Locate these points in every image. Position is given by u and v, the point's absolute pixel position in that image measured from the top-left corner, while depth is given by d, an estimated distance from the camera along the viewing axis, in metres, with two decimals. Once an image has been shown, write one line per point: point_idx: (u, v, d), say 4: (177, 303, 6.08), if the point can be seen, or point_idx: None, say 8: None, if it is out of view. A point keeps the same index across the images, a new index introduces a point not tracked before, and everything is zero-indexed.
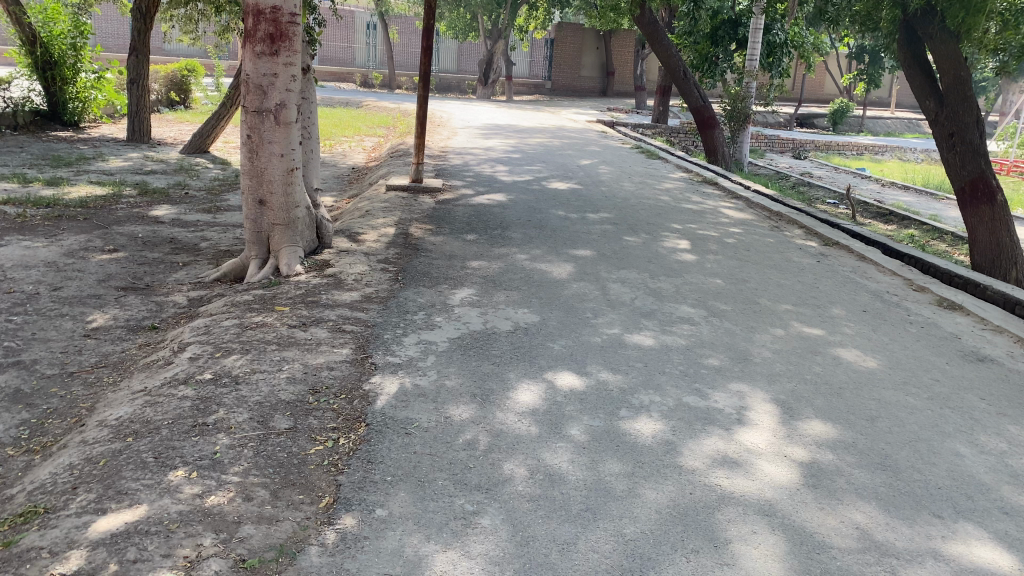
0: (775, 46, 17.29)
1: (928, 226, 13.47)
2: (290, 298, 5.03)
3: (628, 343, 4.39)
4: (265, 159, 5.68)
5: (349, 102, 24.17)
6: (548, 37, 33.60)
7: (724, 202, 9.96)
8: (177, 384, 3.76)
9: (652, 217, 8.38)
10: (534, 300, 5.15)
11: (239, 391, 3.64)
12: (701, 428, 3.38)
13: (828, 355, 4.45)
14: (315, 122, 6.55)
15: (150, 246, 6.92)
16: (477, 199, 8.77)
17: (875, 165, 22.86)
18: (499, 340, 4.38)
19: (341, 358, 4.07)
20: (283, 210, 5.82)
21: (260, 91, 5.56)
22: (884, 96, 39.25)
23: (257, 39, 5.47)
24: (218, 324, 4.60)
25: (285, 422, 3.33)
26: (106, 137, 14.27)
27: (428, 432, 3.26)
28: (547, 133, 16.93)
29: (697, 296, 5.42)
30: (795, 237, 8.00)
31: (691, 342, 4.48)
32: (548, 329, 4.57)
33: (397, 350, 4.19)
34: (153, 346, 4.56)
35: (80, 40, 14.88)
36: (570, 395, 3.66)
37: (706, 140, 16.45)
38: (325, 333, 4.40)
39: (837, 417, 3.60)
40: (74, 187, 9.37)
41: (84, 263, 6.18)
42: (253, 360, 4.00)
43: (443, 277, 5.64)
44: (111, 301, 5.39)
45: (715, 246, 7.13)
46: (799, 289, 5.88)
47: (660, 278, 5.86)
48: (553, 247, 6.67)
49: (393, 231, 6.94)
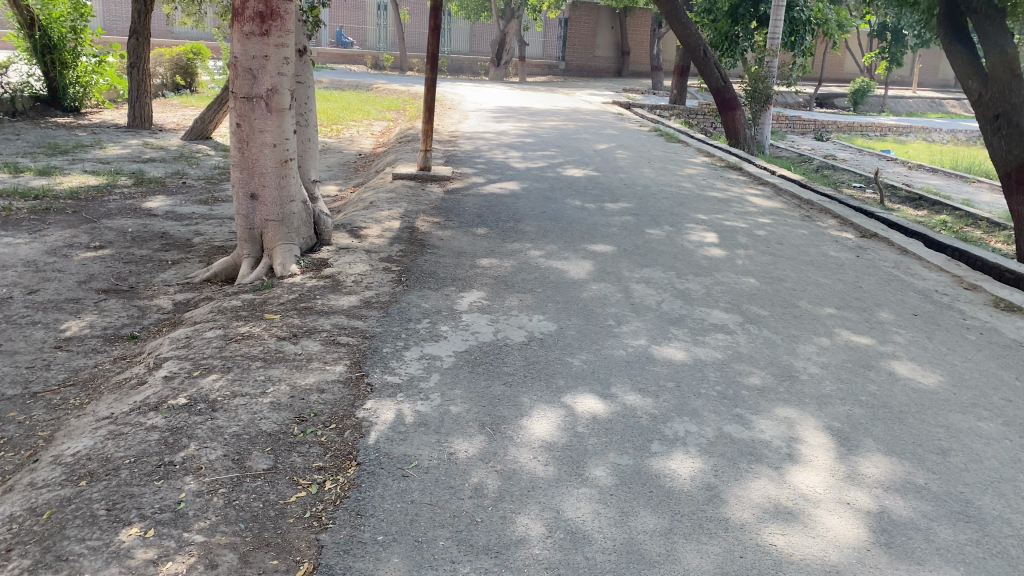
0: (798, 23, 16.57)
1: (960, 211, 12.88)
2: (282, 304, 4.57)
3: (656, 358, 3.91)
4: (256, 149, 5.21)
5: (359, 84, 23.66)
6: (562, 17, 32.92)
7: (750, 189, 9.42)
8: (146, 411, 3.31)
9: (675, 207, 7.87)
10: (550, 305, 4.66)
11: (215, 421, 3.18)
12: (747, 469, 2.91)
13: (882, 369, 3.95)
14: (313, 107, 6.07)
15: (139, 242, 6.47)
16: (488, 188, 8.30)
17: (899, 146, 22.15)
18: (511, 353, 3.91)
19: (333, 377, 3.61)
20: (276, 205, 5.36)
21: (250, 76, 5.08)
22: (905, 76, 38.35)
23: (246, 18, 4.99)
24: (199, 336, 4.14)
25: (264, 461, 2.88)
26: (107, 123, 13.86)
27: (429, 473, 2.81)
28: (561, 116, 16.36)
29: (730, 299, 4.93)
30: (829, 228, 7.47)
31: (727, 355, 3.99)
32: (567, 340, 4.09)
33: (397, 367, 3.72)
34: (128, 360, 4.12)
35: (80, 23, 14.46)
36: (593, 425, 3.19)
37: (726, 122, 15.80)
38: (317, 346, 3.94)
39: (902, 450, 3.12)
40: (67, 177, 8.95)
41: (66, 262, 5.75)
42: (233, 380, 3.54)
43: (451, 278, 5.17)
44: (90, 306, 4.94)
45: (744, 239, 6.62)
46: (841, 289, 5.37)
47: (688, 278, 5.36)
48: (570, 242, 6.18)
49: (398, 225, 6.47)
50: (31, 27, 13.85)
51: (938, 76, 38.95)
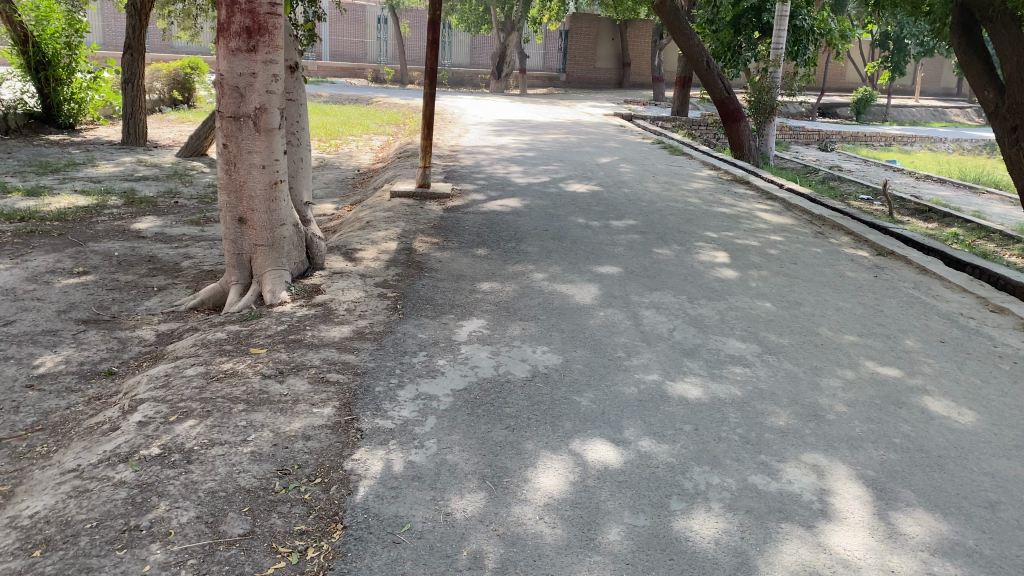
0: (801, 33, 16.30)
1: (972, 223, 12.59)
2: (269, 336, 4.29)
3: (670, 395, 3.62)
4: (244, 171, 4.94)
5: (358, 98, 23.46)
6: (562, 29, 32.79)
7: (758, 204, 9.15)
8: (114, 463, 3.02)
9: (682, 224, 7.59)
10: (555, 334, 4.38)
11: (189, 476, 2.90)
12: (777, 530, 2.63)
13: (914, 407, 3.66)
14: (305, 126, 5.81)
15: (125, 266, 6.21)
16: (489, 205, 8.03)
17: (904, 156, 21.88)
18: (513, 392, 3.62)
19: (321, 421, 3.32)
20: (266, 229, 5.10)
21: (237, 94, 4.82)
22: (907, 84, 38.18)
23: (232, 34, 4.73)
24: (179, 373, 3.85)
25: (241, 525, 2.59)
26: (101, 140, 13.62)
27: (423, 538, 2.54)
28: (563, 129, 16.12)
29: (746, 326, 4.64)
30: (843, 245, 7.19)
31: (747, 393, 3.69)
32: (573, 376, 3.80)
33: (390, 410, 3.43)
34: (103, 400, 3.84)
35: (75, 39, 14.23)
36: (603, 477, 2.91)
37: (731, 134, 15.52)
38: (304, 386, 3.66)
39: (945, 504, 2.84)
40: (55, 197, 8.69)
41: (46, 290, 5.48)
42: (212, 427, 3.26)
43: (450, 305, 4.88)
44: (67, 339, 4.67)
45: (757, 259, 6.33)
46: (862, 313, 5.08)
47: (700, 302, 5.08)
48: (574, 264, 5.90)
49: (395, 247, 6.19)
50: (25, 42, 13.59)
51: (940, 84, 38.79)
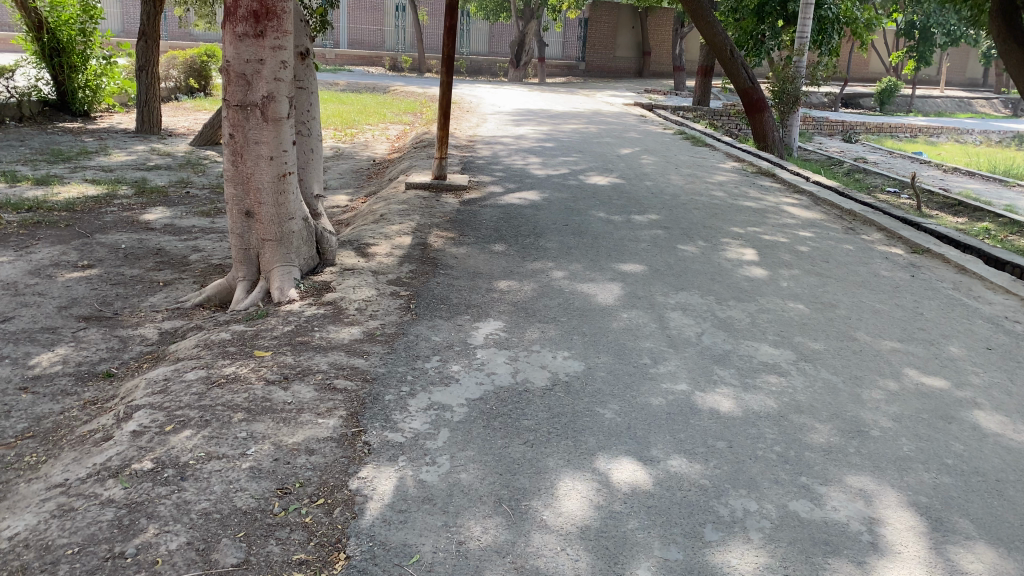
0: (826, 21, 15.92)
1: (1004, 218, 12.19)
2: (275, 338, 4.07)
3: (700, 407, 3.38)
4: (251, 162, 4.72)
5: (376, 86, 23.23)
6: (582, 16, 32.32)
7: (786, 198, 8.84)
8: (103, 478, 2.82)
9: (708, 218, 7.32)
10: (575, 339, 4.13)
11: (181, 494, 2.69)
12: (824, 566, 2.39)
13: (965, 422, 3.40)
14: (316, 115, 5.58)
15: (131, 260, 6.01)
16: (507, 198, 7.78)
17: (931, 148, 21.39)
18: (533, 402, 3.38)
19: (326, 433, 3.10)
20: (274, 223, 4.87)
21: (244, 82, 4.60)
22: (933, 74, 37.50)
23: (239, 18, 4.50)
24: (179, 378, 3.64)
25: (234, 554, 2.38)
26: (116, 128, 13.47)
27: (433, 573, 2.31)
28: (582, 118, 15.82)
29: (780, 330, 4.38)
30: (875, 242, 6.89)
31: (782, 405, 3.44)
32: (597, 385, 3.56)
33: (399, 422, 3.20)
34: (98, 405, 3.64)
35: (90, 26, 14.07)
36: (631, 501, 2.67)
37: (754, 124, 15.13)
38: (310, 393, 3.44)
39: (1007, 538, 2.59)
40: (65, 186, 8.53)
41: (48, 284, 5.30)
42: (210, 438, 3.05)
43: (465, 305, 4.65)
44: (66, 337, 4.48)
45: (787, 256, 6.05)
46: (901, 317, 4.80)
47: (729, 303, 4.81)
48: (596, 261, 5.65)
49: (409, 242, 5.96)
50: (39, 29, 13.49)
51: (966, 74, 38.09)
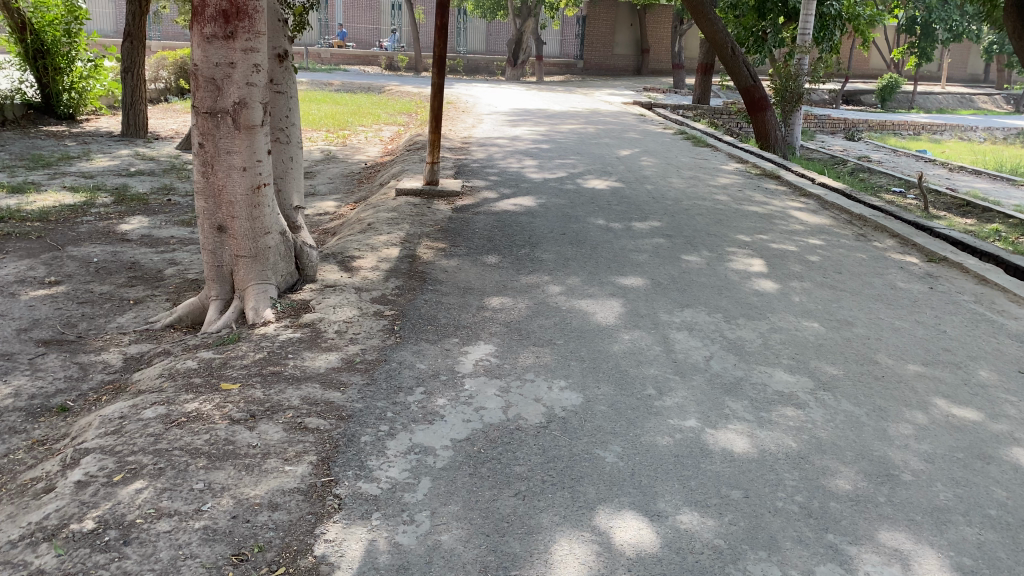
0: (829, 18, 15.46)
1: (1015, 219, 11.83)
2: (245, 368, 3.73)
3: (711, 448, 3.04)
4: (222, 173, 4.38)
5: (371, 86, 22.86)
6: (580, 14, 31.93)
7: (792, 201, 8.51)
8: (36, 542, 2.47)
9: (712, 225, 6.97)
10: (573, 365, 3.79)
11: (122, 564, 2.35)
12: None
13: (1006, 463, 3.07)
14: (295, 121, 5.24)
15: (103, 275, 5.68)
16: (501, 205, 7.44)
17: (936, 145, 21.01)
18: (525, 443, 3.05)
19: (292, 484, 2.76)
20: (248, 239, 4.53)
21: (213, 87, 4.25)
22: (934, 71, 37.09)
23: (207, 18, 4.16)
24: (136, 415, 3.29)
25: None
26: (101, 132, 13.11)
27: None
28: (581, 118, 15.48)
29: (795, 354, 4.04)
30: (888, 250, 6.55)
31: (803, 445, 3.10)
32: (597, 421, 3.22)
33: (374, 469, 2.86)
34: (48, 447, 3.30)
35: (75, 26, 13.74)
36: (635, 571, 2.34)
37: (756, 123, 14.76)
38: (279, 434, 3.10)
39: None
40: (42, 194, 8.19)
41: (10, 304, 4.96)
42: (162, 491, 2.71)
43: (454, 326, 4.31)
44: (22, 365, 4.14)
45: (797, 267, 5.71)
46: (923, 335, 4.46)
47: (739, 322, 4.48)
48: (595, 274, 5.31)
49: (396, 254, 5.62)
50: (23, 30, 13.17)
51: (968, 70, 37.70)
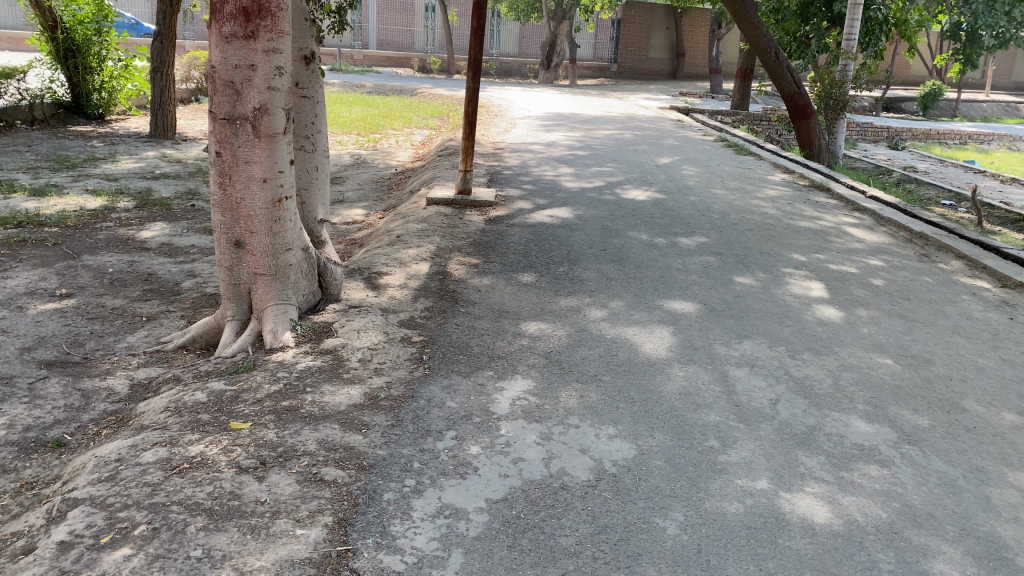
0: (874, 23, 14.89)
1: None
2: (257, 402, 3.36)
3: (788, 519, 2.61)
4: (240, 185, 4.03)
5: (402, 89, 22.58)
6: (614, 17, 31.43)
7: (844, 217, 8.00)
8: None
9: (763, 242, 6.52)
10: (622, 408, 3.37)
11: None
12: None
13: None
14: (320, 127, 4.88)
15: (117, 287, 5.37)
16: (537, 215, 7.05)
17: (983, 156, 20.22)
18: (572, 507, 2.64)
19: (304, 553, 2.38)
20: (268, 256, 4.18)
21: (232, 91, 3.90)
22: (977, 77, 36.04)
23: (226, 16, 3.81)
24: (135, 458, 2.94)
25: None
26: (130, 133, 12.93)
27: None
28: (616, 124, 15.04)
29: (871, 398, 3.59)
30: (956, 273, 6.05)
31: (895, 515, 2.67)
32: (654, 481, 2.81)
33: (401, 538, 2.47)
34: (38, 491, 2.96)
35: (105, 25, 13.47)
36: None
37: (799, 131, 14.20)
38: (292, 488, 2.73)
39: None
40: (63, 197, 7.94)
41: (16, 319, 4.65)
42: (154, 560, 2.34)
43: (488, 356, 3.92)
44: (21, 390, 3.82)
45: (861, 292, 5.24)
46: (1011, 376, 3.98)
47: (804, 357, 4.04)
48: (641, 297, 4.89)
49: (426, 270, 5.24)
50: (54, 29, 12.90)
51: (1012, 77, 36.61)
